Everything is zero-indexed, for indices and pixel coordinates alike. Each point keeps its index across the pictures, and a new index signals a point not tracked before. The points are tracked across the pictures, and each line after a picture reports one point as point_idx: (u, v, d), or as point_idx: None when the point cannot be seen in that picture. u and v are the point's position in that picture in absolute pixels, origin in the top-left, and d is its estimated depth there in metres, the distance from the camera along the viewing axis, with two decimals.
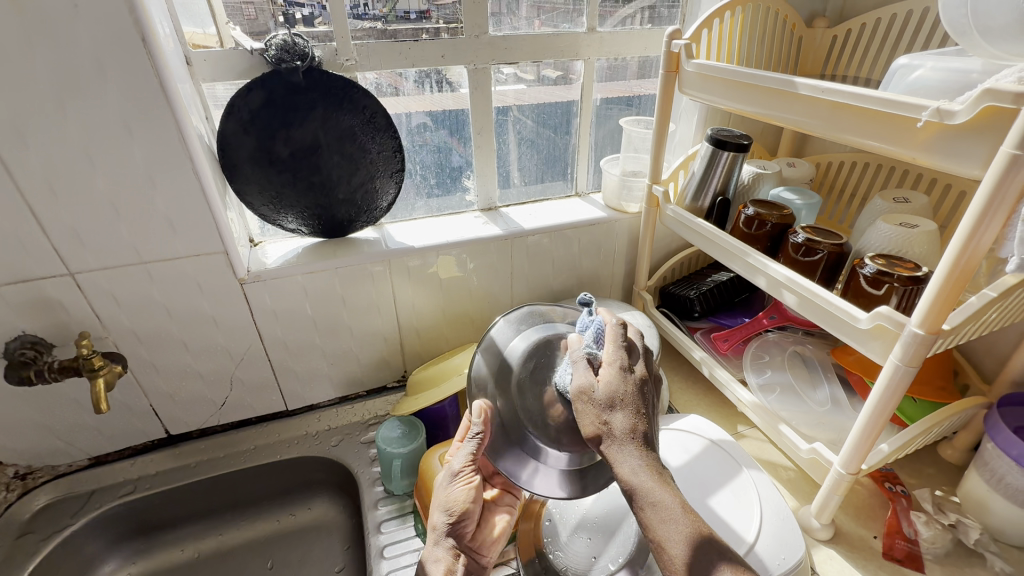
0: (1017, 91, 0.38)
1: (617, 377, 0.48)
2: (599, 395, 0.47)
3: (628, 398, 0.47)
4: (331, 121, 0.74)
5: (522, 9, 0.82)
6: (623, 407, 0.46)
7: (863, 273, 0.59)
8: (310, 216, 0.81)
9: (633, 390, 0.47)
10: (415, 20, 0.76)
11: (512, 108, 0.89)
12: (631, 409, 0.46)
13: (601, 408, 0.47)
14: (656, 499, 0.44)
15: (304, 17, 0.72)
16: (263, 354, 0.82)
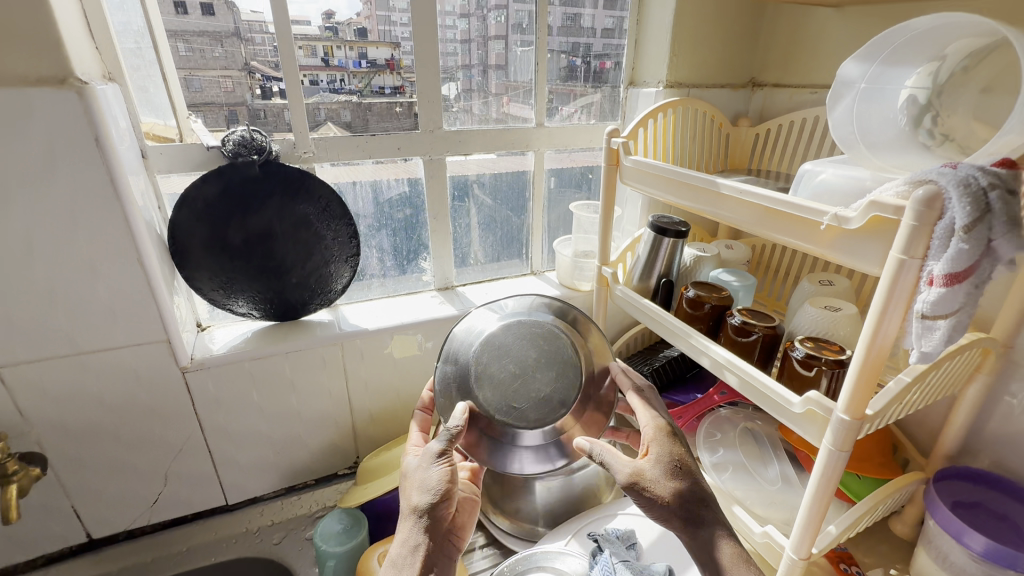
0: (896, 203, 0.43)
1: (662, 448, 0.57)
2: (656, 467, 0.56)
3: (675, 468, 0.56)
4: (287, 210, 0.75)
5: (491, 87, 0.89)
6: (676, 474, 0.55)
7: (795, 356, 0.62)
8: (262, 300, 0.80)
9: (675, 453, 0.57)
10: (389, 94, 0.81)
11: (473, 187, 0.93)
12: (691, 487, 0.55)
13: (654, 473, 0.55)
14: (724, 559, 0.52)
15: (280, 90, 0.76)
16: (204, 445, 0.78)
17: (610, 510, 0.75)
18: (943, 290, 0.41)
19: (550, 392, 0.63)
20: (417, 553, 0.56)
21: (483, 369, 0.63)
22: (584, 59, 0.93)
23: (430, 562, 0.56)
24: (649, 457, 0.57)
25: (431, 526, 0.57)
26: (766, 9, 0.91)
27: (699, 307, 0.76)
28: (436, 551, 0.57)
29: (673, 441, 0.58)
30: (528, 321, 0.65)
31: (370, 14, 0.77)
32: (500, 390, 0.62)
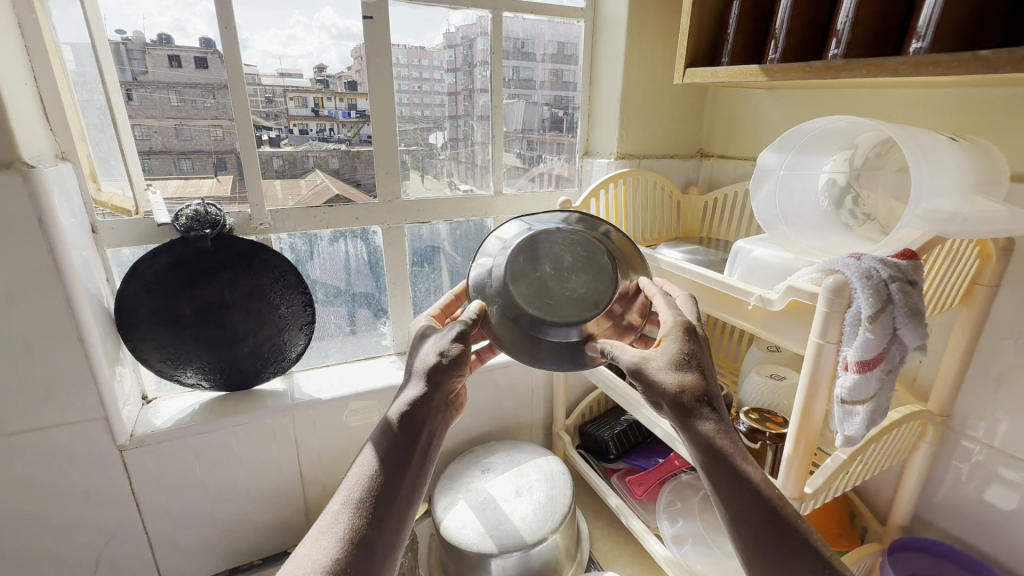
0: (810, 288, 0.45)
1: (676, 342, 0.47)
2: (670, 353, 0.46)
3: (688, 365, 0.46)
4: (239, 282, 0.76)
5: (477, 135, 0.93)
6: (696, 368, 0.46)
7: (741, 429, 0.63)
8: (212, 371, 0.79)
9: (696, 352, 0.47)
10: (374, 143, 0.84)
11: (443, 243, 0.95)
12: (704, 388, 0.45)
13: (665, 369, 0.45)
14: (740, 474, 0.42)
15: (270, 138, 0.78)
16: (140, 527, 0.74)
17: None
18: (858, 376, 0.42)
19: (585, 292, 0.58)
20: (384, 464, 0.45)
21: (519, 265, 0.58)
22: (546, 128, 0.97)
23: (401, 462, 0.45)
24: (663, 350, 0.47)
25: (414, 407, 0.48)
26: (705, 91, 0.97)
27: None
28: (411, 445, 0.46)
29: (698, 337, 0.48)
30: (566, 230, 0.60)
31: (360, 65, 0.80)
32: (534, 288, 0.58)
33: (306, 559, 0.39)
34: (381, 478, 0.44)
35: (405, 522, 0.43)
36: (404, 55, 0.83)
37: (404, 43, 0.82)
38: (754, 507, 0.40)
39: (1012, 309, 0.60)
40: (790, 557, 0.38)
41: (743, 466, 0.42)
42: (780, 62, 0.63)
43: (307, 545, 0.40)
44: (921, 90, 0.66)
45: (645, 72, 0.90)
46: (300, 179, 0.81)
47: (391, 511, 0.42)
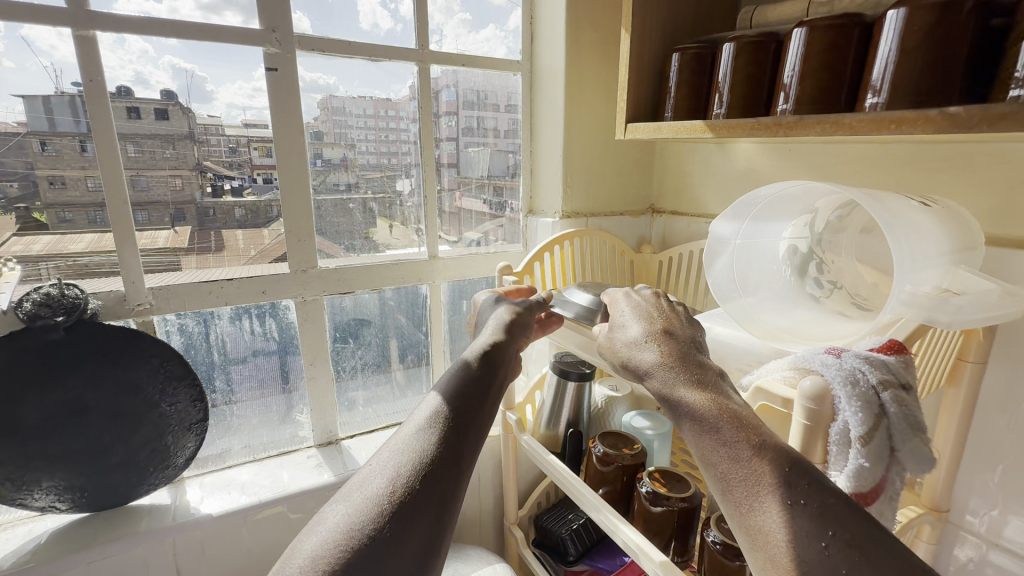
0: (785, 394, 0.36)
1: (626, 306, 0.47)
2: (625, 317, 0.45)
3: (640, 320, 0.44)
4: (106, 377, 0.62)
5: (444, 180, 0.85)
6: (651, 319, 0.44)
7: (713, 544, 0.52)
8: (70, 491, 0.63)
9: (653, 309, 0.45)
10: (343, 190, 0.78)
11: (375, 318, 0.84)
12: (658, 334, 0.41)
13: (616, 332, 0.45)
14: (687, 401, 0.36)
15: (233, 187, 0.70)
16: None
17: None
18: None
19: None
20: (461, 376, 0.42)
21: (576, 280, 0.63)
22: (513, 176, 0.92)
23: (477, 387, 0.42)
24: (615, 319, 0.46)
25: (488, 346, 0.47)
26: (653, 145, 0.93)
27: (609, 466, 0.65)
28: (487, 375, 0.43)
29: (658, 301, 0.47)
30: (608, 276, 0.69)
31: (325, 118, 0.74)
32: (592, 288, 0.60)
33: (387, 457, 0.35)
34: (461, 393, 0.40)
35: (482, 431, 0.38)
36: (371, 105, 0.78)
37: (370, 95, 0.77)
38: (714, 439, 0.33)
39: (1005, 387, 0.52)
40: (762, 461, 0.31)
41: (689, 390, 0.36)
42: (726, 117, 0.57)
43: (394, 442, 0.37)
44: (875, 146, 0.62)
45: (590, 126, 0.85)
46: (264, 228, 0.73)
47: (470, 424, 0.38)
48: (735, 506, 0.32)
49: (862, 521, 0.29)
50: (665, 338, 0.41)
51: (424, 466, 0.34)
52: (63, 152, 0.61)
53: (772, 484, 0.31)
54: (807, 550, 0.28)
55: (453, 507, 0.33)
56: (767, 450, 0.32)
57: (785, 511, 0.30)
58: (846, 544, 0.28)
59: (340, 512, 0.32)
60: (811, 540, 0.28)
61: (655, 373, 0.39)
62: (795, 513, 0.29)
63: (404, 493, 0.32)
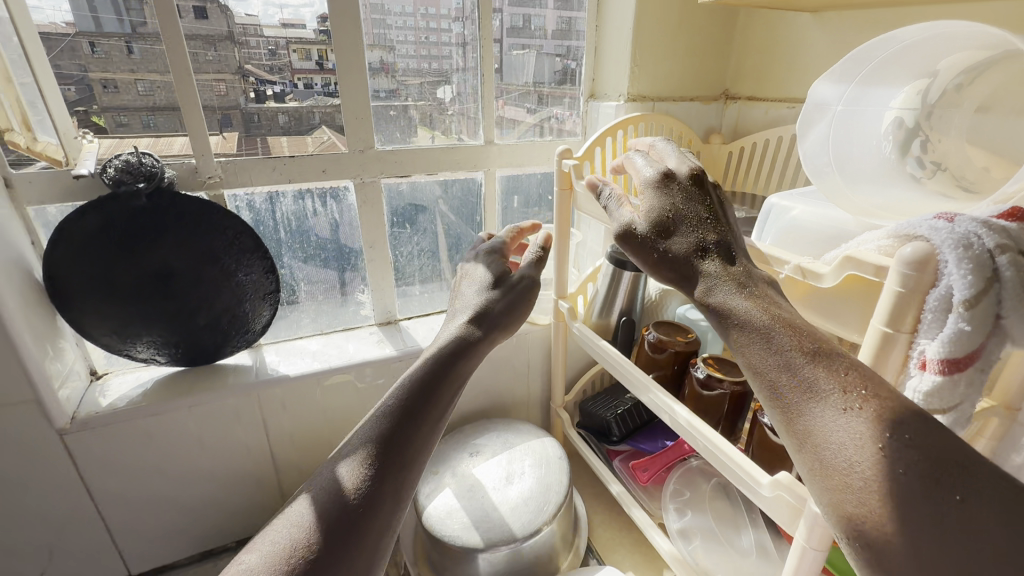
0: (877, 262, 0.34)
1: (656, 192, 0.45)
2: (679, 205, 0.44)
3: (679, 211, 0.43)
4: (186, 245, 0.65)
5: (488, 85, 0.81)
6: (700, 215, 0.43)
7: (766, 423, 0.53)
8: (165, 346, 0.70)
9: (686, 193, 0.44)
10: (384, 97, 0.75)
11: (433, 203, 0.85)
12: (713, 260, 0.41)
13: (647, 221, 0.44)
14: (742, 319, 0.37)
15: (275, 93, 0.70)
16: (93, 514, 0.67)
17: None
18: (939, 379, 0.32)
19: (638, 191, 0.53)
20: (410, 381, 0.43)
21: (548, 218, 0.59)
22: (561, 83, 0.86)
23: (429, 392, 0.43)
24: (653, 202, 0.44)
25: (454, 339, 0.47)
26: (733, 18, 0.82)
27: (661, 352, 0.66)
28: (446, 376, 0.44)
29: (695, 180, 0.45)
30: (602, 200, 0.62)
31: (364, 17, 0.70)
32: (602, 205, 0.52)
33: (339, 467, 0.39)
34: (408, 396, 0.42)
35: (438, 417, 0.43)
36: (411, 3, 0.73)
37: None
38: (774, 355, 0.35)
39: None
40: (824, 368, 0.33)
41: (732, 293, 0.39)
42: None
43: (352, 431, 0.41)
44: None
45: (659, 2, 0.76)
46: (308, 137, 0.72)
47: (414, 437, 0.40)
48: (789, 416, 0.34)
49: (935, 432, 0.29)
50: (724, 257, 0.42)
51: (366, 483, 0.37)
52: (110, 53, 0.62)
53: (829, 394, 0.32)
54: (860, 447, 0.30)
55: (387, 522, 0.37)
56: (824, 358, 0.33)
57: (840, 412, 0.31)
58: (907, 443, 0.29)
59: (286, 522, 0.36)
60: (870, 443, 0.29)
61: (704, 286, 0.41)
62: (850, 418, 0.31)
63: (342, 510, 0.36)
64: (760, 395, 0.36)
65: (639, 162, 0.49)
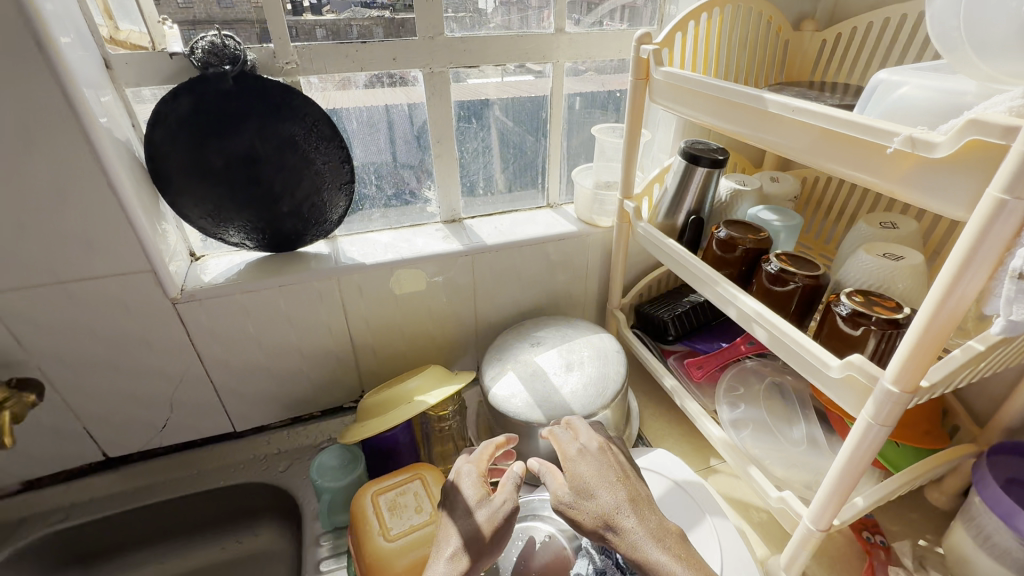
0: (1006, 123, 0.32)
1: (585, 460, 0.60)
2: (600, 479, 0.58)
3: (614, 485, 0.58)
4: (269, 131, 0.68)
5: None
6: (618, 484, 0.58)
7: (839, 313, 0.53)
8: (253, 230, 0.75)
9: (612, 469, 0.60)
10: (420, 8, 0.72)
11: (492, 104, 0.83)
12: (620, 493, 0.57)
13: (590, 500, 0.57)
14: (647, 557, 0.52)
15: (312, 5, 0.68)
16: (204, 376, 0.77)
17: None
18: None
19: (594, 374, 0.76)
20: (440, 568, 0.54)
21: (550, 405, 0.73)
22: None
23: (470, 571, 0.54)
24: (589, 483, 0.58)
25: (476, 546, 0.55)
26: None
27: (730, 249, 0.66)
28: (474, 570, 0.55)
29: (625, 462, 0.62)
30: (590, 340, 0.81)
31: None
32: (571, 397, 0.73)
33: None
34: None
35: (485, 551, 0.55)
36: None
37: None
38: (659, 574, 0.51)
39: None
40: None
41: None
42: None
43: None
44: None
45: None
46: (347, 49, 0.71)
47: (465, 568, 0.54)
48: None
49: None
50: (634, 512, 0.56)
51: None
52: None
53: None
54: None
55: None
56: None
57: None
58: None
59: None
60: None
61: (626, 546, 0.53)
62: None
63: None
64: None
65: (562, 436, 0.63)
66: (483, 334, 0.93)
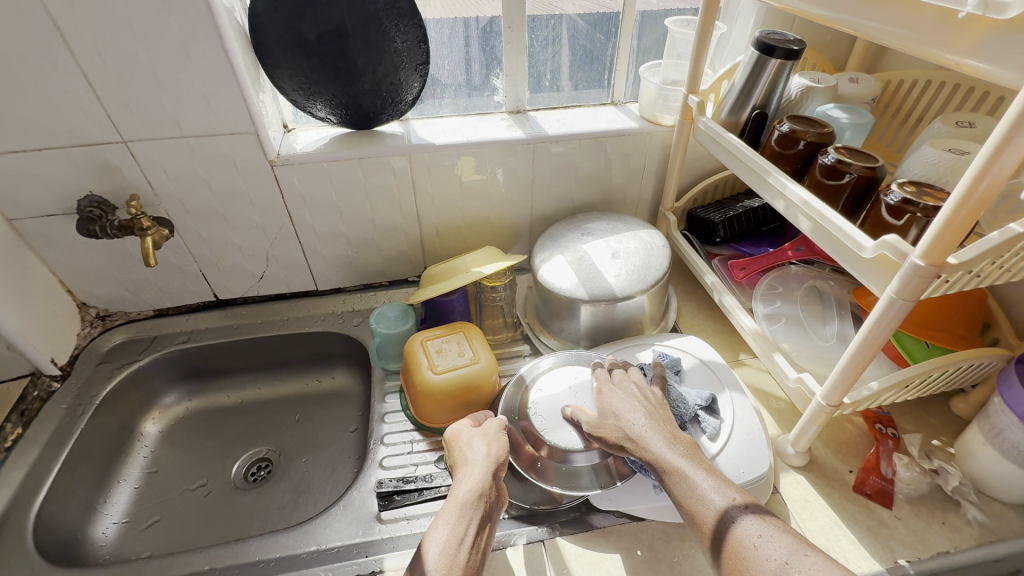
0: None
1: (613, 386, 0.66)
2: (625, 404, 0.63)
3: (638, 406, 0.63)
4: (356, 5, 0.74)
5: None
6: (640, 407, 0.62)
7: (887, 202, 0.54)
8: (338, 105, 0.82)
9: (640, 398, 0.64)
10: None
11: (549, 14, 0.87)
12: (642, 413, 0.61)
13: (613, 419, 0.62)
14: (665, 464, 0.56)
15: None
16: (293, 235, 0.89)
17: (649, 341, 0.79)
18: None
19: (636, 265, 0.81)
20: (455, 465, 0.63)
21: (592, 279, 0.80)
22: None
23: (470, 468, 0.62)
24: (613, 406, 0.63)
25: (471, 435, 0.66)
26: None
27: (789, 143, 0.67)
28: (468, 464, 0.62)
29: (656, 397, 0.65)
30: (630, 240, 0.85)
31: None
32: (614, 276, 0.80)
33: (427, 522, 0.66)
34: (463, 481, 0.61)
35: (480, 454, 0.63)
36: None
37: None
38: (672, 478, 0.55)
39: None
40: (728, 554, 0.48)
41: (673, 477, 0.55)
42: None
43: (462, 494, 0.59)
44: None
45: None
46: None
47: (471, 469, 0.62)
48: (703, 487, 0.53)
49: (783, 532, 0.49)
50: (652, 423, 0.60)
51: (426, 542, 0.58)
52: None
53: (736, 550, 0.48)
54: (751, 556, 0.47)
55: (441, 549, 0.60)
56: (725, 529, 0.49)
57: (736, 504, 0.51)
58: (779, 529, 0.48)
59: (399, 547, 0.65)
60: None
61: (642, 450, 0.58)
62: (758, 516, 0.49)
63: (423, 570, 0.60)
64: (681, 457, 0.56)
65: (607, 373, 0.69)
66: (536, 225, 1.00)
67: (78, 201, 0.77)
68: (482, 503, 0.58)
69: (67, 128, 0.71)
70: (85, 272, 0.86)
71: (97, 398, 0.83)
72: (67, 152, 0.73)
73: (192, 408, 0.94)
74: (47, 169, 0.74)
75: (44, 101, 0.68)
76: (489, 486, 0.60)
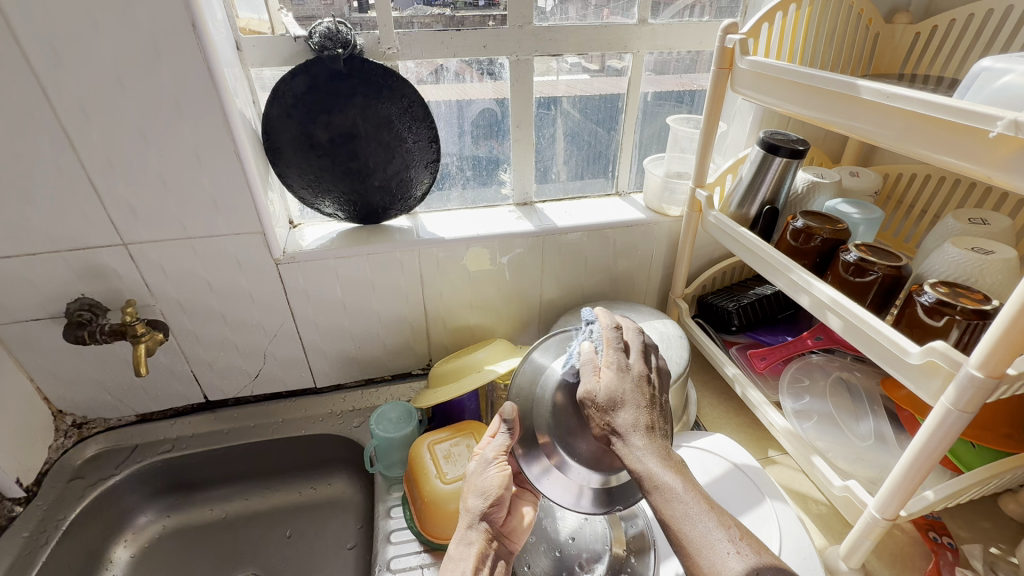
0: None
1: (615, 378, 0.50)
2: (630, 401, 0.49)
3: (648, 403, 0.49)
4: (370, 110, 0.75)
5: (570, 10, 0.82)
6: (646, 403, 0.49)
7: (921, 303, 0.53)
8: (347, 202, 0.82)
9: (632, 388, 0.49)
10: (482, 7, 0.78)
11: (559, 101, 0.89)
12: (647, 401, 0.49)
13: (609, 411, 0.49)
14: (667, 488, 0.46)
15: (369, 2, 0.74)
16: (294, 332, 0.85)
17: (676, 441, 0.74)
18: None
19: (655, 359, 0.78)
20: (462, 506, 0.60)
21: None
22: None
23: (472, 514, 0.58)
24: (614, 397, 0.49)
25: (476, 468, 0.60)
26: None
27: (806, 239, 0.67)
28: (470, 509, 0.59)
29: (658, 396, 0.51)
30: (645, 330, 0.84)
31: None
32: None
33: None
34: (463, 530, 0.58)
35: (481, 497, 0.58)
36: None
37: None
38: (669, 503, 0.47)
39: None
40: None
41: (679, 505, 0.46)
42: None
43: (453, 548, 0.58)
44: None
45: None
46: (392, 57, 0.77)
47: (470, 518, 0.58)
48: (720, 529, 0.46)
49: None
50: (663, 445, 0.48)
51: None
52: None
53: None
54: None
55: None
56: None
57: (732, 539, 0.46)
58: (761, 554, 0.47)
59: None
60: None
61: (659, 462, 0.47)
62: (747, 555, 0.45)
63: None
64: (679, 483, 0.47)
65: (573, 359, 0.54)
66: (545, 314, 0.97)
67: (67, 305, 0.73)
68: (470, 554, 0.56)
69: (65, 233, 0.68)
70: (64, 377, 0.80)
71: (63, 523, 0.74)
72: (61, 257, 0.70)
73: (170, 527, 0.85)
74: (39, 273, 0.70)
75: (45, 207, 0.66)
76: (477, 535, 0.57)
